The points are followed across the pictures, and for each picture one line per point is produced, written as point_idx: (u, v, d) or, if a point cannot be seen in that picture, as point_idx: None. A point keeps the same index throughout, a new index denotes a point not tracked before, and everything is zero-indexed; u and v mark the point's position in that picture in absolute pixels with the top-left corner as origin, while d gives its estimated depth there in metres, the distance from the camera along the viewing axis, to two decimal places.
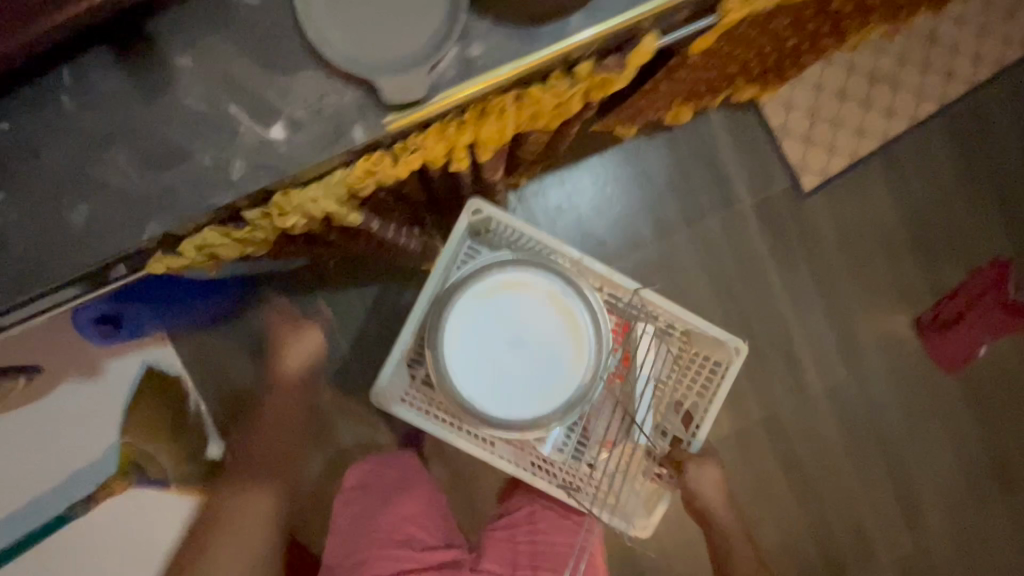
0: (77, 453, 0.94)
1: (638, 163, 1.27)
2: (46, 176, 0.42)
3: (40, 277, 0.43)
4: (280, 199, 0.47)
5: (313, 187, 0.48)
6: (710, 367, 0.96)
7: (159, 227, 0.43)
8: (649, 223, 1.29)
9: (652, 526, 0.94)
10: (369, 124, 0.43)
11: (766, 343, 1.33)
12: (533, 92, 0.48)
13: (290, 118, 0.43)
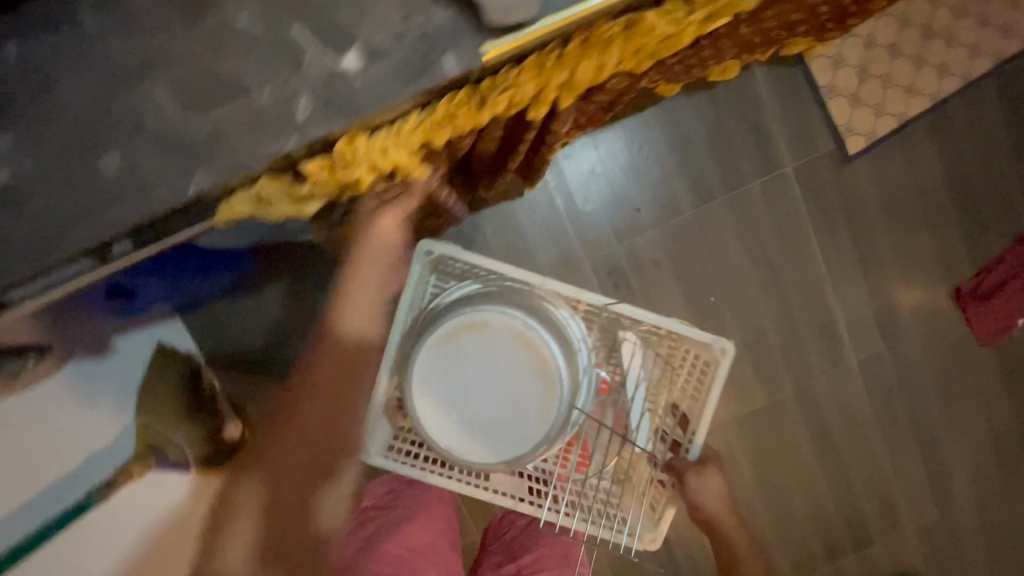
0: (80, 443, 0.84)
1: (676, 125, 1.20)
2: (76, 110, 0.37)
3: (69, 233, 0.38)
4: (346, 145, 0.42)
5: (383, 133, 0.44)
6: (701, 367, 0.91)
7: (208, 177, 0.38)
8: (686, 190, 1.22)
9: (660, 538, 0.88)
10: (460, 53, 0.39)
11: (802, 314, 1.28)
12: (646, 19, 0.44)
13: (365, 46, 0.38)
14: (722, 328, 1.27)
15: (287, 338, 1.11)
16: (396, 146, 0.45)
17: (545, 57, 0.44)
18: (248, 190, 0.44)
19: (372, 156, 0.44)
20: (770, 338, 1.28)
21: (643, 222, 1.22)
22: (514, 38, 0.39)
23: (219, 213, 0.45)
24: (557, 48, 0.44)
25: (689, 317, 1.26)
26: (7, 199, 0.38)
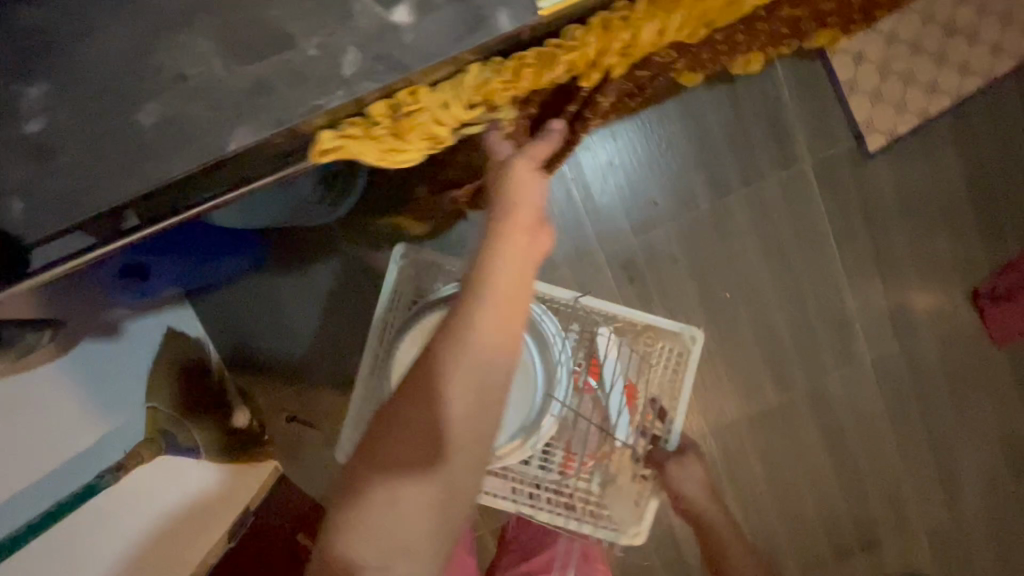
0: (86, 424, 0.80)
1: (696, 119, 1.18)
2: (113, 58, 0.33)
3: (99, 193, 0.34)
4: (411, 97, 0.40)
5: (448, 88, 0.42)
6: (673, 359, 0.94)
7: (248, 134, 0.34)
8: (703, 185, 1.20)
9: (645, 533, 0.88)
10: (514, 9, 0.34)
11: (818, 313, 1.27)
12: None
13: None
14: (735, 325, 1.26)
15: (299, 325, 1.12)
16: (458, 103, 0.43)
17: (613, 19, 0.44)
18: (335, 128, 0.40)
19: (434, 110, 0.42)
20: (784, 336, 1.27)
21: (659, 216, 1.21)
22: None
23: (314, 151, 0.40)
24: (626, 10, 0.44)
25: (702, 313, 1.24)
26: (38, 150, 0.33)
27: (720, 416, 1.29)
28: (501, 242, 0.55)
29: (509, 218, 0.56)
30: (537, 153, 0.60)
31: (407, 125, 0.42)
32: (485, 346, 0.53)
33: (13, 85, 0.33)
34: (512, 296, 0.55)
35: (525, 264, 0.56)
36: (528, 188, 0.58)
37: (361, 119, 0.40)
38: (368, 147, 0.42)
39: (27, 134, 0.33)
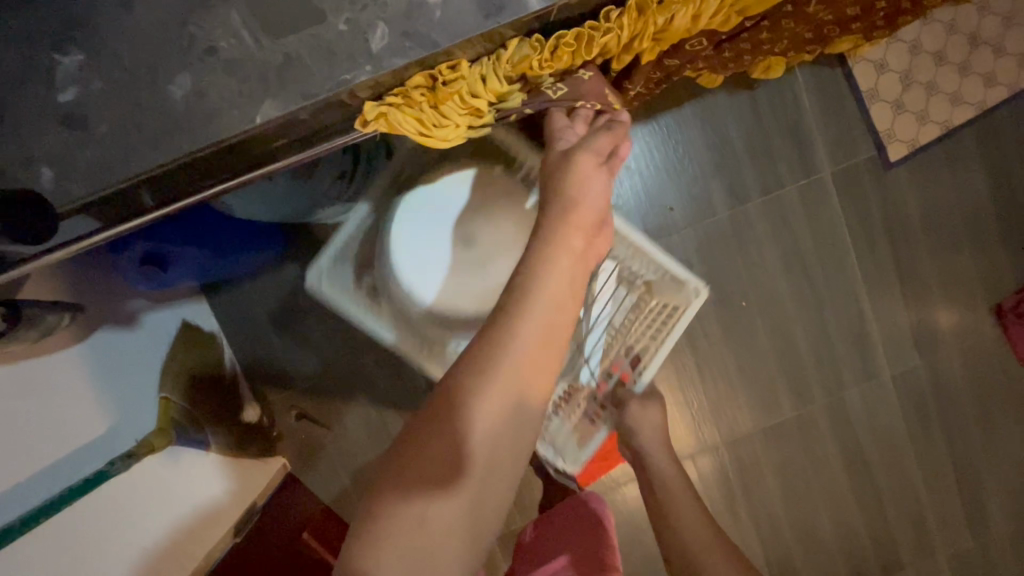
0: (97, 412, 0.78)
1: (715, 126, 1.17)
2: (148, 30, 0.34)
3: (127, 164, 0.34)
4: (454, 71, 0.38)
5: (490, 61, 0.40)
6: (668, 312, 0.89)
7: (276, 108, 0.34)
8: (721, 191, 1.19)
9: (582, 463, 0.92)
10: None
11: (837, 325, 1.24)
12: None
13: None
14: (751, 334, 1.24)
15: (310, 322, 1.13)
16: (498, 76, 0.41)
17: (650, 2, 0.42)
18: (377, 100, 0.39)
19: (471, 83, 0.40)
20: (802, 347, 1.25)
21: (675, 222, 1.20)
22: None
23: (357, 122, 0.40)
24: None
25: (717, 320, 1.23)
26: (70, 119, 0.34)
27: (734, 428, 1.26)
28: (551, 245, 0.58)
29: (564, 215, 0.59)
30: (600, 147, 0.59)
31: (444, 95, 0.40)
32: (531, 345, 0.54)
33: (50, 56, 0.34)
34: (563, 293, 0.57)
35: (573, 267, 0.58)
36: (584, 186, 0.59)
37: (402, 92, 0.39)
38: (410, 120, 0.40)
39: (60, 104, 0.34)
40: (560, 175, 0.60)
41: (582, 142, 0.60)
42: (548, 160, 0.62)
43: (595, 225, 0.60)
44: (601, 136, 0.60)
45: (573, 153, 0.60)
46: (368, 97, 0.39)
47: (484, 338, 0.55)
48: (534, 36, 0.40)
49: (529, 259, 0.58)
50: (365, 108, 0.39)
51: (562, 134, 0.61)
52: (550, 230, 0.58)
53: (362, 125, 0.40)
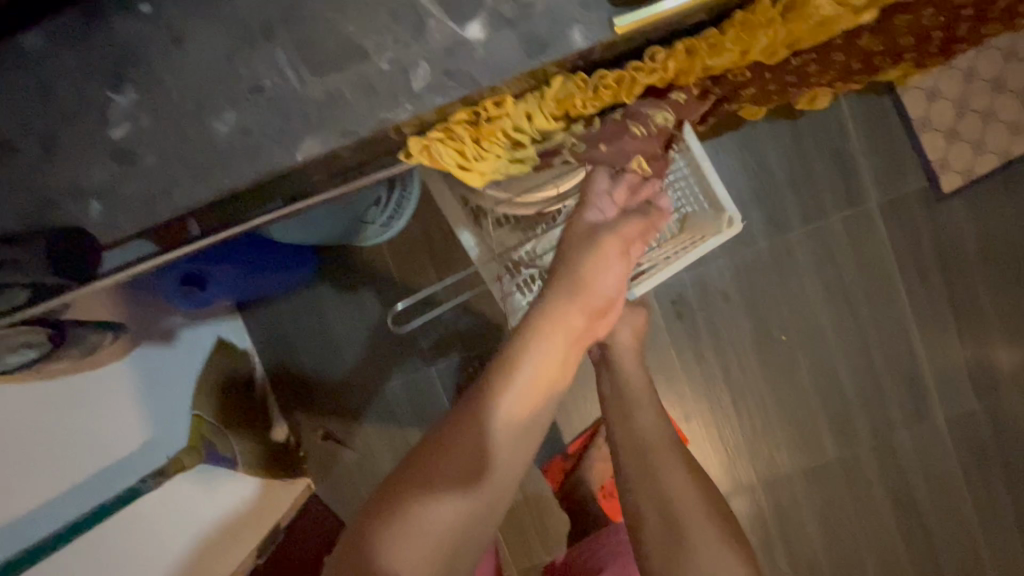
0: (124, 427, 0.78)
1: (755, 154, 1.14)
2: (196, 68, 0.34)
3: (168, 200, 0.35)
4: (498, 108, 0.37)
5: (533, 97, 0.38)
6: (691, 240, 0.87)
7: (316, 144, 0.34)
8: (760, 220, 1.15)
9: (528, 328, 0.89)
10: (588, 28, 0.33)
11: (884, 363, 1.17)
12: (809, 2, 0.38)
13: (494, 14, 0.33)
14: (792, 370, 1.18)
15: (339, 340, 1.13)
16: (543, 116, 0.39)
17: (699, 44, 0.40)
18: (423, 135, 0.38)
19: (516, 121, 0.38)
20: (846, 385, 1.18)
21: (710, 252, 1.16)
22: (648, 15, 0.32)
23: (401, 154, 0.39)
24: (716, 34, 0.40)
25: (755, 353, 1.18)
26: (120, 154, 0.35)
27: (772, 468, 1.19)
28: (544, 320, 0.57)
29: (572, 285, 0.59)
30: (626, 234, 0.60)
31: (487, 132, 0.38)
32: (512, 419, 0.55)
33: (103, 93, 0.35)
34: (556, 367, 0.58)
35: (563, 343, 0.58)
36: (599, 268, 0.59)
37: (446, 127, 0.38)
38: (454, 157, 0.39)
39: (111, 140, 0.35)
40: (576, 251, 0.60)
41: (610, 225, 0.60)
42: (570, 231, 0.61)
43: (595, 305, 0.60)
44: (635, 222, 0.60)
45: (599, 230, 0.59)
46: (415, 132, 0.38)
47: (466, 407, 0.55)
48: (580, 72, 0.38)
49: (519, 329, 0.58)
50: (408, 144, 0.38)
51: (597, 202, 0.60)
52: (545, 301, 0.59)
53: (410, 160, 0.39)
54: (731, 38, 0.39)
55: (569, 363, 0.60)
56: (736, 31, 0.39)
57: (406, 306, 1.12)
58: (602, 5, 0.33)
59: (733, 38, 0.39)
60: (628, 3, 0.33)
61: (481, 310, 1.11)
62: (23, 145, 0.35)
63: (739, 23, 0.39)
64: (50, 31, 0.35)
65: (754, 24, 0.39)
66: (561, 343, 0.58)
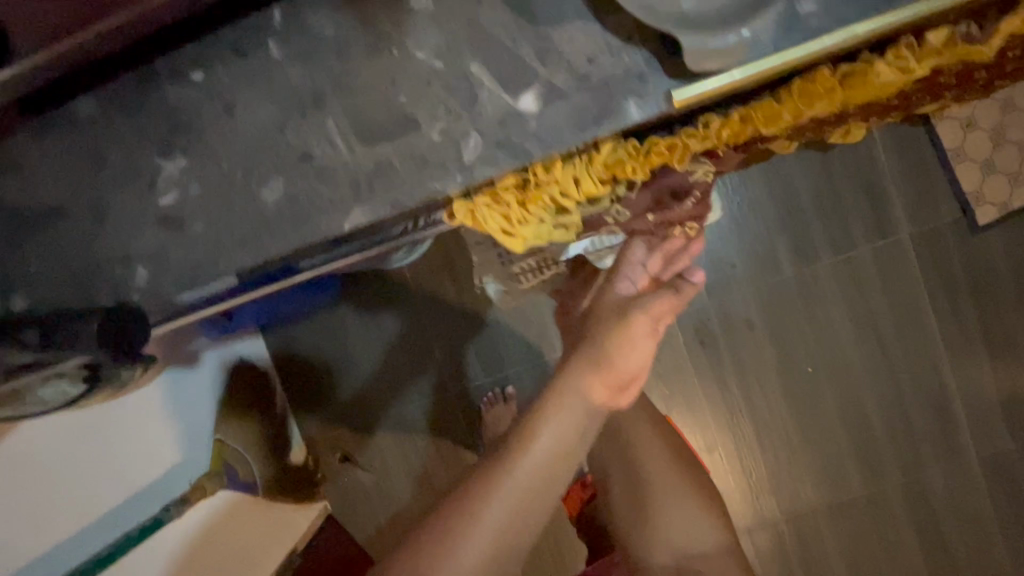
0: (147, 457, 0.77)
1: (782, 180, 1.11)
2: (244, 136, 0.34)
3: (209, 271, 0.35)
4: (544, 174, 0.36)
5: (581, 160, 0.37)
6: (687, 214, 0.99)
7: (364, 215, 0.34)
8: (787, 248, 1.12)
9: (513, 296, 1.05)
10: (646, 101, 0.32)
11: (913, 398, 1.14)
12: (869, 69, 0.35)
13: (550, 85, 0.32)
14: (817, 401, 1.15)
15: (360, 361, 1.09)
16: (592, 179, 0.37)
17: (754, 112, 0.37)
18: (470, 198, 0.38)
19: (565, 187, 0.37)
20: (872, 419, 1.15)
21: (735, 280, 1.13)
22: (703, 91, 0.31)
23: (444, 214, 0.39)
24: (772, 103, 0.36)
25: (778, 384, 1.15)
26: (168, 221, 0.35)
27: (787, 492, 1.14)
28: (558, 396, 0.48)
29: (595, 356, 0.51)
30: (655, 311, 0.55)
31: (535, 197, 0.37)
32: (504, 527, 0.43)
33: (155, 159, 0.35)
34: (570, 453, 0.46)
35: (578, 428, 0.47)
36: (627, 347, 0.52)
37: (493, 191, 0.37)
38: (498, 223, 0.38)
39: (160, 207, 0.35)
40: (602, 325, 0.54)
41: (641, 302, 0.55)
42: (599, 305, 0.58)
43: (619, 383, 0.51)
44: (663, 297, 0.56)
45: (628, 308, 0.55)
46: (462, 194, 0.38)
47: (451, 511, 0.44)
48: (629, 139, 0.37)
49: (529, 409, 0.49)
50: (453, 206, 0.38)
51: (628, 273, 0.58)
52: (561, 373, 0.50)
53: (456, 220, 0.39)
54: (789, 109, 0.36)
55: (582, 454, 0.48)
56: (795, 100, 0.36)
57: (428, 326, 1.08)
58: (659, 76, 0.32)
59: (790, 108, 0.36)
60: (689, 76, 0.32)
61: (498, 334, 1.08)
62: (72, 211, 0.36)
63: (797, 90, 0.36)
64: (104, 99, 0.35)
65: (814, 93, 0.36)
66: (577, 427, 0.47)
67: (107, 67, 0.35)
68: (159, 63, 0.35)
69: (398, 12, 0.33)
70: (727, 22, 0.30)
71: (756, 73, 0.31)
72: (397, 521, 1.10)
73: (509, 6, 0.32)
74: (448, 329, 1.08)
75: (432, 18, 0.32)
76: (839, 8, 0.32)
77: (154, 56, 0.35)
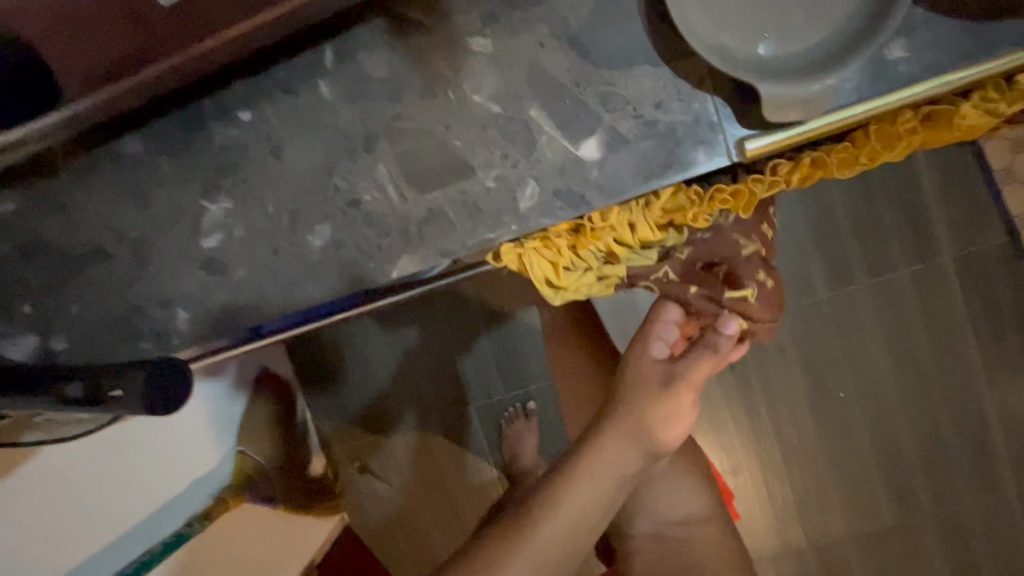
0: (178, 472, 0.74)
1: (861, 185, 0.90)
2: (294, 181, 0.36)
3: (249, 312, 0.37)
4: (598, 220, 0.35)
5: (638, 208, 0.35)
6: None
7: (412, 262, 0.36)
8: (861, 264, 0.92)
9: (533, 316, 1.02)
10: (713, 150, 0.33)
11: (1011, 457, 0.92)
12: (959, 109, 0.33)
13: (611, 133, 0.34)
14: (891, 451, 0.94)
15: (383, 371, 1.00)
16: (648, 226, 0.36)
17: (827, 155, 0.35)
18: (519, 244, 0.36)
19: (619, 233, 0.36)
20: (955, 479, 0.93)
21: (796, 302, 0.93)
22: (786, 139, 0.31)
23: (489, 256, 0.37)
24: (847, 147, 0.35)
25: (838, 431, 0.95)
26: (211, 264, 0.37)
27: (823, 532, 0.96)
28: (584, 469, 0.47)
29: (631, 423, 0.50)
30: (695, 381, 0.53)
31: (587, 242, 0.36)
32: None
33: (199, 202, 0.37)
34: (590, 525, 0.44)
35: (603, 500, 0.46)
36: (668, 421, 0.51)
37: (543, 237, 0.36)
38: (545, 269, 0.37)
39: (203, 250, 0.37)
40: (636, 394, 0.52)
41: (683, 371, 0.52)
42: (633, 368, 0.54)
43: (651, 454, 0.50)
44: (701, 357, 0.53)
45: (668, 373, 0.53)
46: (514, 237, 0.36)
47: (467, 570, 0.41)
48: (692, 185, 0.35)
49: (553, 472, 0.48)
50: (498, 251, 0.37)
51: (662, 333, 0.54)
52: (593, 440, 0.49)
53: (506, 263, 0.37)
54: (866, 152, 0.34)
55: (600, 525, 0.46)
56: (871, 142, 0.34)
57: (448, 334, 0.98)
58: (729, 125, 0.33)
59: (869, 151, 0.34)
60: (764, 125, 0.32)
61: (514, 344, 0.97)
62: (112, 251, 0.38)
63: (874, 134, 0.34)
64: (147, 139, 0.37)
65: (892, 135, 0.34)
66: (600, 498, 0.46)
67: (151, 110, 0.36)
68: (207, 103, 0.36)
69: (454, 52, 0.34)
70: (806, 76, 0.30)
71: (835, 121, 0.31)
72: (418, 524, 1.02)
73: (573, 47, 0.33)
74: (462, 336, 0.97)
75: (491, 58, 0.34)
76: (930, 55, 0.31)
77: (201, 98, 0.36)
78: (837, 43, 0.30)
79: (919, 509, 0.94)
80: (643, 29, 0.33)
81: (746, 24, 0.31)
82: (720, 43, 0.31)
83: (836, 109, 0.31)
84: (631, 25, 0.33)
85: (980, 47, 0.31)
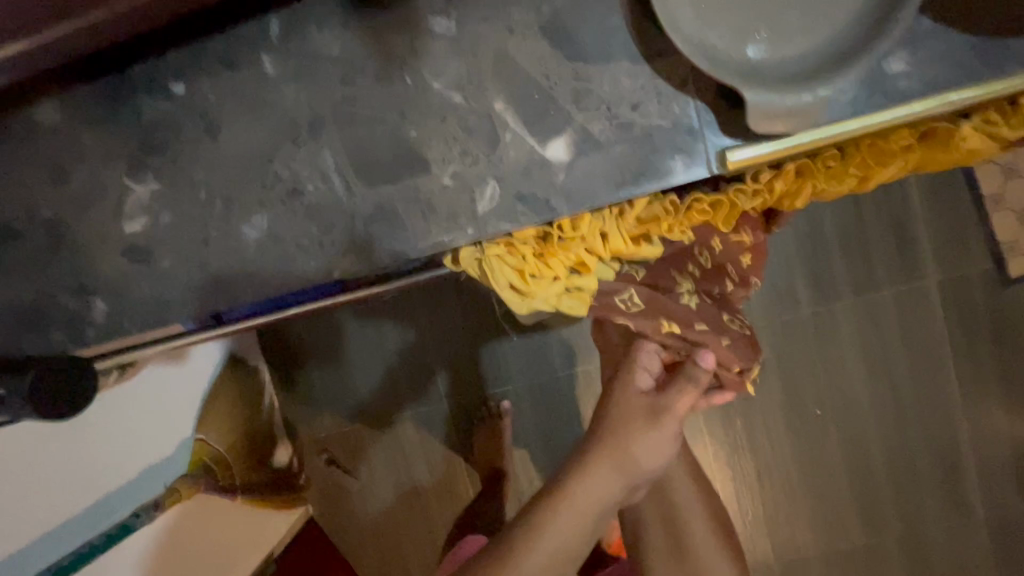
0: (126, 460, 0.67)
1: (850, 203, 0.88)
2: (231, 163, 0.33)
3: (175, 304, 0.34)
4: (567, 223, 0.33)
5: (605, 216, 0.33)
6: None
7: (356, 261, 0.33)
8: (847, 282, 0.90)
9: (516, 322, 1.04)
10: (693, 160, 0.31)
11: (982, 485, 0.91)
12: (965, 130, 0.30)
13: (582, 133, 0.31)
14: (865, 472, 0.93)
15: (352, 365, 0.96)
16: (620, 235, 0.34)
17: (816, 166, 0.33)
18: (480, 249, 0.33)
19: (591, 243, 0.33)
20: (926, 504, 0.92)
21: (778, 315, 0.91)
22: (775, 150, 0.29)
23: (448, 257, 0.35)
24: (837, 158, 0.33)
25: (814, 449, 0.93)
26: (134, 251, 0.34)
27: (793, 549, 0.94)
28: (568, 497, 0.46)
29: (611, 455, 0.48)
30: (681, 412, 0.50)
31: (556, 251, 0.34)
32: None
33: (124, 181, 0.34)
34: (564, 562, 0.44)
35: (586, 533, 0.46)
36: (651, 453, 0.49)
37: (503, 243, 0.33)
38: (504, 276, 0.34)
39: (125, 234, 0.34)
40: (625, 427, 0.49)
41: (668, 402, 0.50)
42: (616, 399, 0.51)
43: (633, 485, 0.49)
44: (682, 392, 0.49)
45: (653, 399, 0.50)
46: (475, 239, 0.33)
47: None
48: (669, 194, 0.34)
49: (532, 505, 0.47)
50: (456, 253, 0.34)
51: (643, 362, 0.51)
52: (573, 473, 0.48)
53: (468, 267, 0.34)
54: (856, 166, 0.33)
55: (572, 556, 0.45)
56: (862, 156, 0.32)
57: (423, 331, 0.95)
58: (710, 134, 0.30)
59: (858, 163, 0.33)
60: (751, 135, 0.30)
61: (489, 344, 0.94)
62: (23, 229, 0.35)
63: (866, 148, 0.32)
64: (70, 106, 0.34)
65: (887, 151, 0.32)
66: (578, 532, 0.45)
67: (76, 72, 0.33)
68: (138, 71, 0.33)
69: (415, 34, 0.31)
70: (797, 82, 0.28)
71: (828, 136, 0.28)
72: (394, 531, 0.99)
73: (546, 36, 0.31)
74: (435, 332, 0.95)
75: (452, 43, 0.31)
76: (932, 73, 0.29)
77: (130, 65, 0.33)
78: (828, 51, 0.28)
79: (887, 530, 0.93)
80: (618, 23, 0.30)
81: (734, 23, 0.29)
82: (700, 41, 0.28)
83: (826, 123, 0.29)
84: (605, 19, 0.30)
85: (986, 67, 0.29)
